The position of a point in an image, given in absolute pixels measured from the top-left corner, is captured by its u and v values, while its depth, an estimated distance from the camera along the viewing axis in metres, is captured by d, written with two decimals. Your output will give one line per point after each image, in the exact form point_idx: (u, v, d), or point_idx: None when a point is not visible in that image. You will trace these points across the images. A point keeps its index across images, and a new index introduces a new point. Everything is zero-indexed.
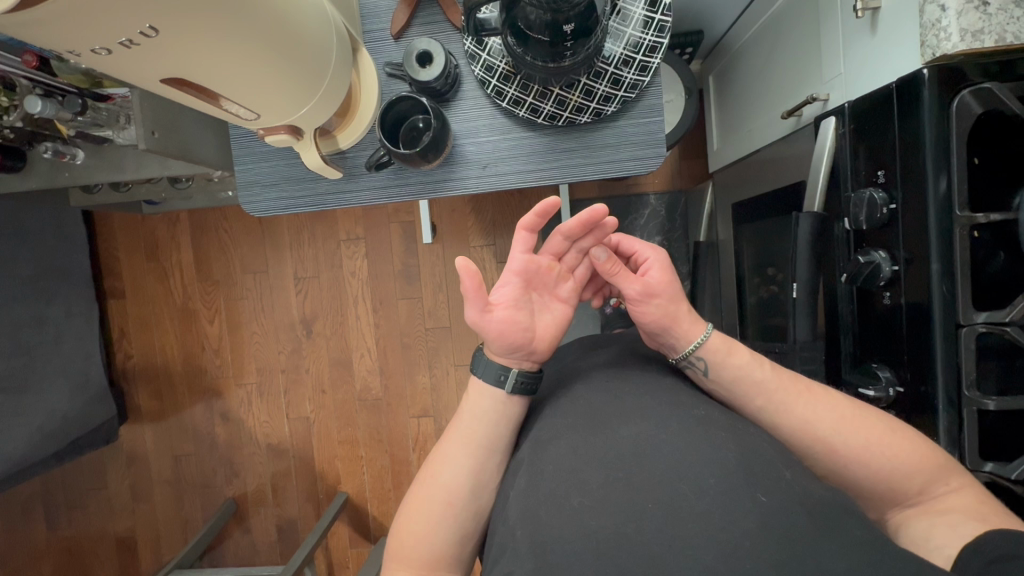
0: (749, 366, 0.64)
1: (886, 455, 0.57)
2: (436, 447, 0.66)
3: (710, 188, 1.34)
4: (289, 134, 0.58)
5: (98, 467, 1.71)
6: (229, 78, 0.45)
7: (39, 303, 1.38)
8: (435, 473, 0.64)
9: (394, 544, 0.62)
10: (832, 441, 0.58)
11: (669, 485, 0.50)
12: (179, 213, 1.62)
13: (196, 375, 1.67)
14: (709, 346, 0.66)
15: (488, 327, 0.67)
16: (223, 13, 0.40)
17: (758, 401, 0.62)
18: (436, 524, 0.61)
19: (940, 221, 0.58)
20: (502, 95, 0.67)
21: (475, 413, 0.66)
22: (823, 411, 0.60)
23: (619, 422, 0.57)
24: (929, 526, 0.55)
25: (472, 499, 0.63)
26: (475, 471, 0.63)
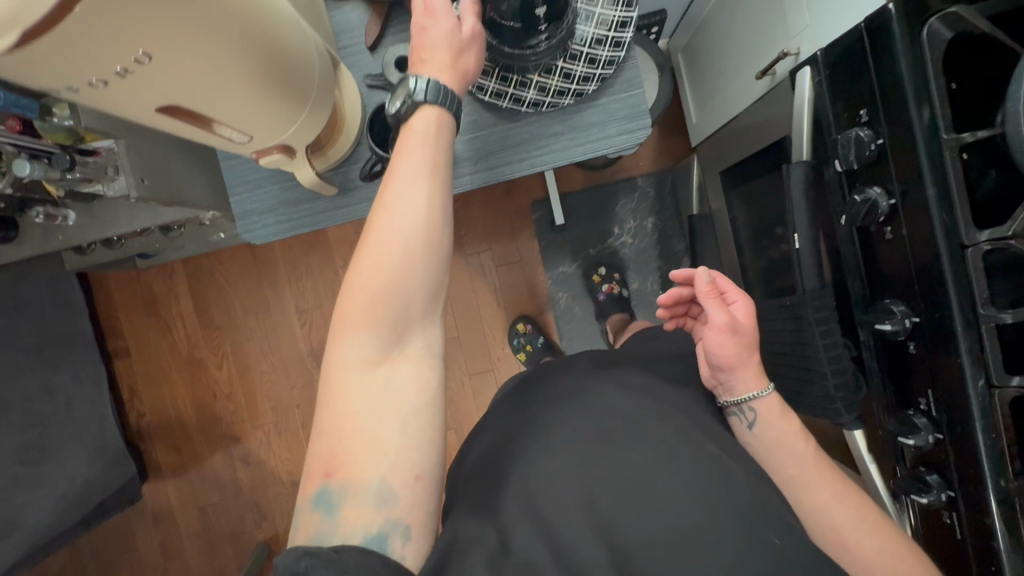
0: (796, 439, 0.69)
1: (889, 564, 0.60)
2: (383, 190, 0.52)
3: (695, 162, 1.36)
4: (282, 153, 0.59)
5: (125, 530, 1.69)
6: (220, 99, 0.46)
7: (47, 372, 1.37)
8: (393, 216, 0.51)
9: (349, 314, 0.51)
10: (845, 535, 0.62)
11: (680, 512, 0.58)
12: (174, 264, 1.62)
13: (212, 422, 1.66)
14: (766, 402, 0.72)
15: (467, 56, 0.58)
16: (215, 40, 0.41)
17: (790, 471, 0.67)
18: (410, 272, 0.51)
19: (930, 148, 0.59)
20: (483, 90, 0.68)
21: (426, 141, 0.54)
22: (842, 504, 0.64)
23: (631, 441, 0.63)
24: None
25: (435, 232, 0.52)
26: (433, 199, 0.52)
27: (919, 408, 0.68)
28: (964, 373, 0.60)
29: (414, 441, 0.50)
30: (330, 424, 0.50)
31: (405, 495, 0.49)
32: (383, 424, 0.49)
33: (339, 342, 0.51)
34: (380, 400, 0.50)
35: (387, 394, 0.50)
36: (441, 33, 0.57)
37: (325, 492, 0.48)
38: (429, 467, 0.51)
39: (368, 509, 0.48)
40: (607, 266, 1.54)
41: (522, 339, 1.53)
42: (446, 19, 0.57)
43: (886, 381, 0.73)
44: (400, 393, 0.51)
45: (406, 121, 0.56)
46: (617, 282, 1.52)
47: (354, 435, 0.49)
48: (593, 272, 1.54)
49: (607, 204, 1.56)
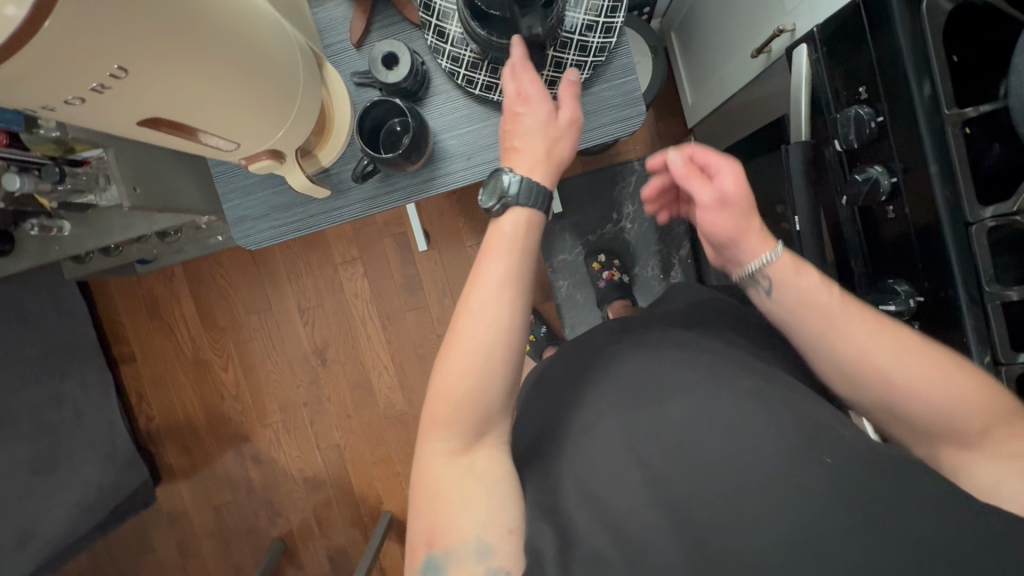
0: (818, 290, 0.55)
1: (950, 396, 0.50)
2: (466, 292, 0.56)
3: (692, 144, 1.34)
4: (271, 159, 0.58)
5: (141, 532, 1.71)
6: (201, 107, 0.45)
7: (54, 381, 1.38)
8: (478, 316, 0.54)
9: (440, 408, 0.54)
10: (890, 373, 0.51)
11: (731, 458, 0.50)
12: (173, 268, 1.62)
13: (220, 423, 1.68)
14: (779, 265, 0.57)
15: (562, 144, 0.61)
16: (188, 45, 0.40)
17: (821, 328, 0.54)
18: (496, 370, 0.54)
19: (932, 124, 0.58)
20: (473, 84, 0.67)
21: (508, 240, 0.57)
22: (885, 342, 0.52)
23: (663, 395, 0.57)
24: (986, 475, 0.50)
25: (516, 334, 0.55)
26: (516, 301, 0.55)
27: None
28: (970, 352, 0.59)
29: (502, 505, 0.53)
30: (426, 501, 0.53)
31: (501, 549, 0.51)
32: (475, 498, 0.52)
33: (428, 435, 0.54)
34: (463, 480, 0.53)
35: (475, 475, 0.53)
36: (536, 122, 0.60)
37: (431, 561, 0.51)
38: (520, 521, 0.53)
39: (469, 567, 0.50)
40: (606, 252, 1.52)
41: None
42: (543, 113, 0.59)
43: None
44: (485, 472, 0.54)
45: (506, 216, 0.58)
46: (617, 268, 1.50)
47: (448, 506, 0.52)
48: (592, 260, 1.52)
49: (605, 189, 1.54)
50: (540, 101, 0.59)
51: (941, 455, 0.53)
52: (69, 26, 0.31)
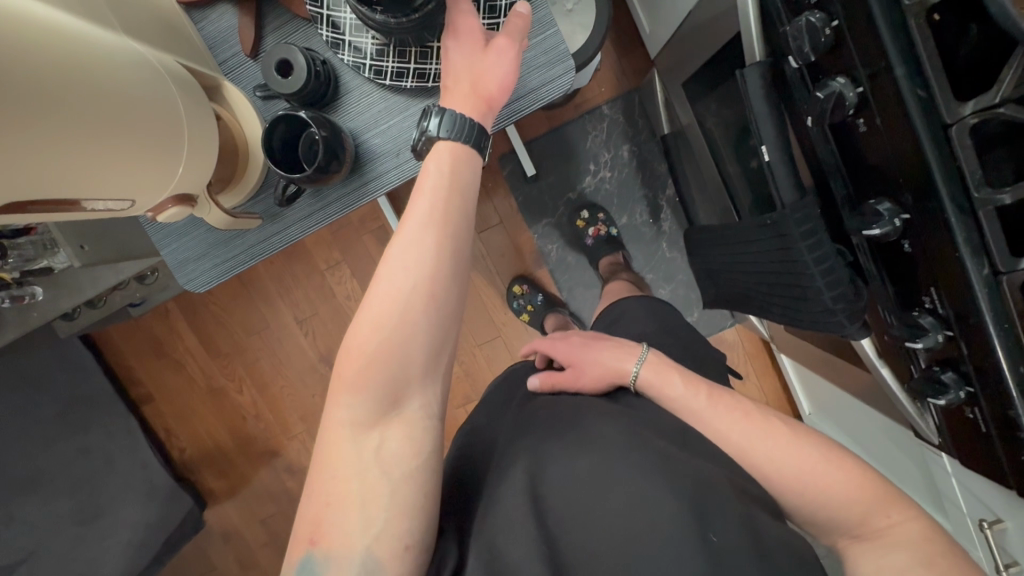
0: (685, 396, 0.68)
1: (823, 484, 0.57)
2: (392, 236, 0.53)
3: (657, 75, 1.24)
4: (179, 205, 0.54)
5: (202, 554, 1.80)
6: (62, 177, 0.41)
7: (79, 436, 1.42)
8: (398, 267, 0.52)
9: (353, 358, 0.51)
10: (763, 469, 0.60)
11: (628, 512, 0.51)
12: (167, 304, 1.62)
13: (249, 444, 1.72)
14: (648, 367, 0.73)
15: (494, 72, 0.56)
16: (6, 105, 0.36)
17: (696, 426, 0.66)
18: (415, 329, 0.52)
19: (890, 19, 0.51)
20: (383, 73, 0.61)
21: (432, 181, 0.54)
22: (749, 430, 0.63)
23: (584, 439, 0.57)
24: (872, 561, 0.55)
25: (441, 290, 0.53)
26: (440, 246, 0.53)
27: (924, 307, 0.62)
28: (964, 264, 0.54)
29: (405, 512, 0.50)
30: (322, 464, 0.50)
31: (391, 568, 0.48)
32: (375, 494, 0.49)
33: (337, 401, 0.51)
34: (370, 460, 0.50)
35: (381, 454, 0.50)
36: (466, 60, 0.57)
37: (309, 560, 0.48)
38: (418, 538, 0.50)
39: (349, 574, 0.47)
40: (590, 207, 1.47)
41: (522, 301, 1.50)
42: (472, 42, 0.56)
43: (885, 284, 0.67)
44: (394, 455, 0.51)
45: (432, 149, 0.56)
46: (603, 222, 1.45)
47: (343, 491, 0.49)
48: (576, 217, 1.47)
49: (577, 141, 1.46)
50: (470, 31, 0.56)
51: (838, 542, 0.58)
52: None
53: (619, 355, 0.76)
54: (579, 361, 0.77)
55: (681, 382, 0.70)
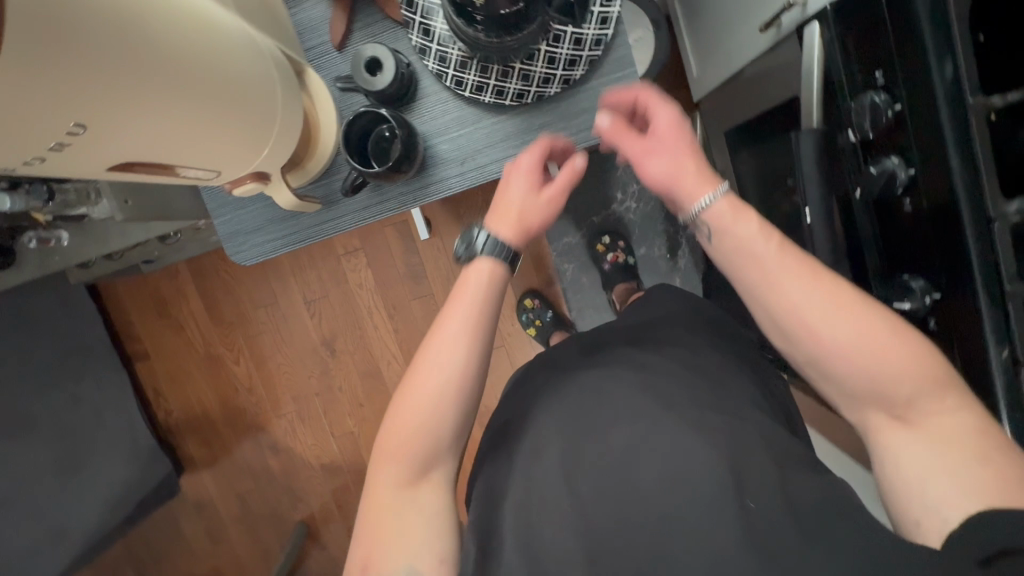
0: (754, 237, 0.55)
1: (878, 364, 0.51)
2: (431, 333, 0.58)
3: (699, 118, 1.27)
4: (256, 181, 0.56)
5: (171, 520, 1.78)
6: (173, 147, 0.43)
7: (71, 385, 1.40)
8: (436, 357, 0.57)
9: (390, 437, 0.57)
10: (820, 334, 0.52)
11: (659, 485, 0.54)
12: (178, 265, 1.62)
13: (238, 416, 1.71)
14: (715, 211, 0.56)
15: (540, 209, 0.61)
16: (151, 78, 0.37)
17: (753, 276, 0.55)
18: (445, 416, 0.57)
19: (955, 113, 0.54)
20: (464, 85, 0.64)
21: (471, 284, 0.59)
22: (815, 293, 0.52)
23: (608, 423, 0.60)
24: (903, 447, 0.51)
25: (472, 381, 0.58)
26: (474, 347, 0.58)
27: None
28: (986, 347, 0.57)
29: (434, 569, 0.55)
30: (368, 529, 0.56)
31: None
32: (408, 553, 0.55)
33: (377, 472, 0.57)
34: (403, 526, 0.55)
35: (413, 520, 0.56)
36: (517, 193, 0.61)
37: None
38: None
39: None
40: (611, 233, 1.49)
41: (531, 315, 1.54)
42: (526, 175, 0.60)
43: None
44: (423, 521, 0.56)
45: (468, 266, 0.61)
46: (622, 250, 1.46)
47: (383, 553, 0.54)
48: (596, 241, 1.49)
49: (609, 168, 1.49)
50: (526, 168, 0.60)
51: (869, 418, 0.54)
52: (15, 80, 0.29)
53: (700, 175, 0.57)
54: (663, 136, 0.57)
55: (754, 224, 0.55)
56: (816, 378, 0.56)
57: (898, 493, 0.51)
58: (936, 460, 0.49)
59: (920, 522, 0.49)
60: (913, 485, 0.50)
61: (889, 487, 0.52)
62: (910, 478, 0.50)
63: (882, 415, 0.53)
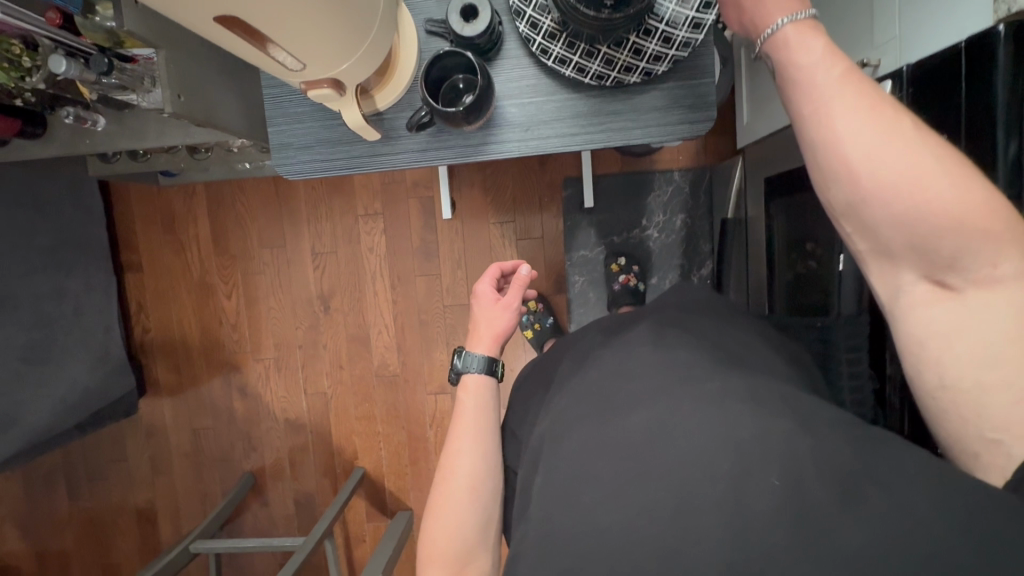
0: (815, 66, 0.52)
1: (929, 204, 0.47)
2: (450, 445, 0.77)
3: (741, 162, 1.30)
4: (332, 88, 0.55)
5: (117, 440, 1.72)
6: (279, 21, 0.43)
7: (58, 275, 1.37)
8: (451, 471, 0.75)
9: (428, 550, 0.72)
10: (859, 165, 0.49)
11: (684, 459, 0.52)
12: (195, 185, 1.60)
13: (214, 350, 1.67)
14: (781, 37, 0.54)
15: (499, 324, 0.86)
16: None
17: (805, 108, 0.53)
18: (467, 508, 0.73)
19: (1008, 190, 0.56)
20: (548, 54, 0.65)
21: (467, 399, 0.81)
22: (867, 126, 0.49)
23: (629, 411, 0.60)
24: (943, 316, 0.50)
25: (485, 480, 0.75)
26: (482, 449, 0.77)
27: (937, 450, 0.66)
28: None
29: None
30: None
31: None
32: None
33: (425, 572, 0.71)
34: None
35: None
36: (484, 307, 0.88)
37: None
38: None
39: None
40: (627, 256, 1.50)
41: (532, 317, 1.51)
42: (487, 301, 0.87)
43: (901, 420, 0.73)
44: None
45: (462, 381, 0.83)
46: (635, 273, 1.47)
47: None
48: (612, 261, 1.50)
49: (640, 193, 1.52)
50: (484, 294, 0.87)
51: (905, 286, 0.52)
52: None
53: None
54: None
55: (821, 47, 0.53)
56: (857, 239, 0.53)
57: (950, 425, 0.51)
58: (980, 365, 0.48)
59: (980, 456, 0.49)
60: (967, 409, 0.49)
61: (935, 407, 0.52)
62: (948, 376, 0.50)
63: (921, 280, 0.51)
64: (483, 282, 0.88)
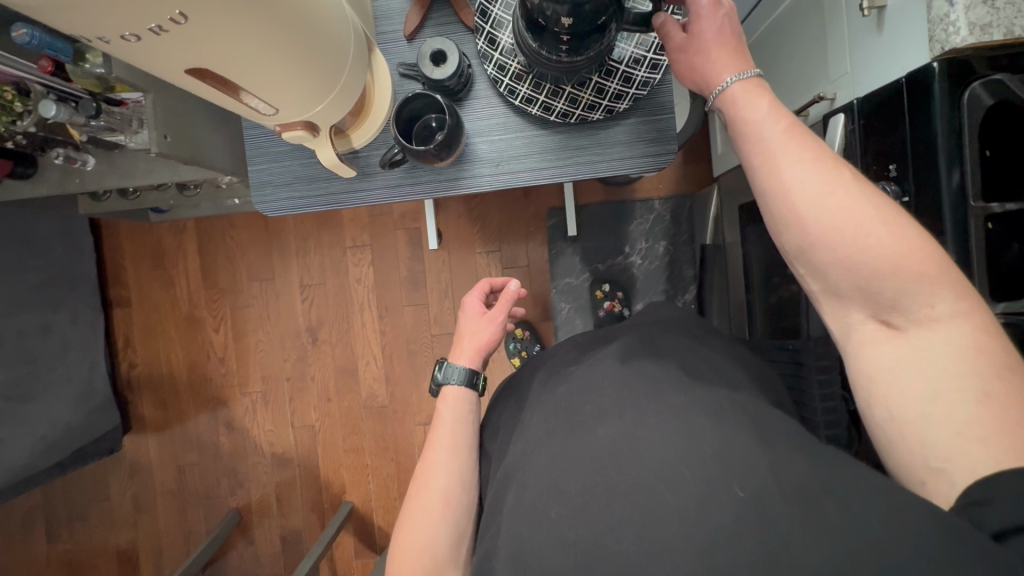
0: (760, 121, 0.56)
1: (865, 240, 0.50)
2: (423, 457, 0.77)
3: (716, 190, 1.33)
4: (305, 130, 0.58)
5: (100, 478, 1.69)
6: (248, 71, 0.45)
7: (45, 311, 1.37)
8: (426, 484, 0.73)
9: (396, 563, 0.69)
10: (804, 208, 0.52)
11: (649, 471, 0.53)
12: (186, 222, 1.63)
13: (201, 384, 1.67)
14: (727, 96, 0.58)
15: (481, 338, 0.86)
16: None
17: (757, 159, 0.55)
18: (435, 522, 0.71)
19: (957, 214, 0.59)
20: (515, 94, 0.68)
21: (444, 412, 0.81)
22: (811, 172, 0.53)
23: (597, 424, 0.61)
24: (890, 355, 0.53)
25: (457, 496, 0.73)
26: (457, 466, 0.76)
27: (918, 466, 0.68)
28: None
29: None
30: None
31: None
32: None
33: None
34: None
35: None
36: (470, 319, 0.88)
37: None
38: None
39: None
40: (611, 282, 1.51)
41: (519, 345, 1.53)
42: (473, 314, 0.88)
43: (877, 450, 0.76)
44: None
45: (442, 393, 0.83)
46: (619, 299, 1.48)
47: None
48: (596, 287, 1.50)
49: (623, 222, 1.55)
50: (471, 307, 0.89)
51: (856, 324, 0.55)
52: None
53: (722, 56, 0.58)
54: (697, 24, 0.59)
55: (765, 104, 0.56)
56: (809, 279, 0.56)
57: (899, 455, 0.52)
58: (928, 398, 0.50)
59: (926, 483, 0.50)
60: (914, 438, 0.50)
61: (886, 443, 0.54)
62: (896, 407, 0.51)
63: (869, 320, 0.54)
64: (471, 295, 0.89)
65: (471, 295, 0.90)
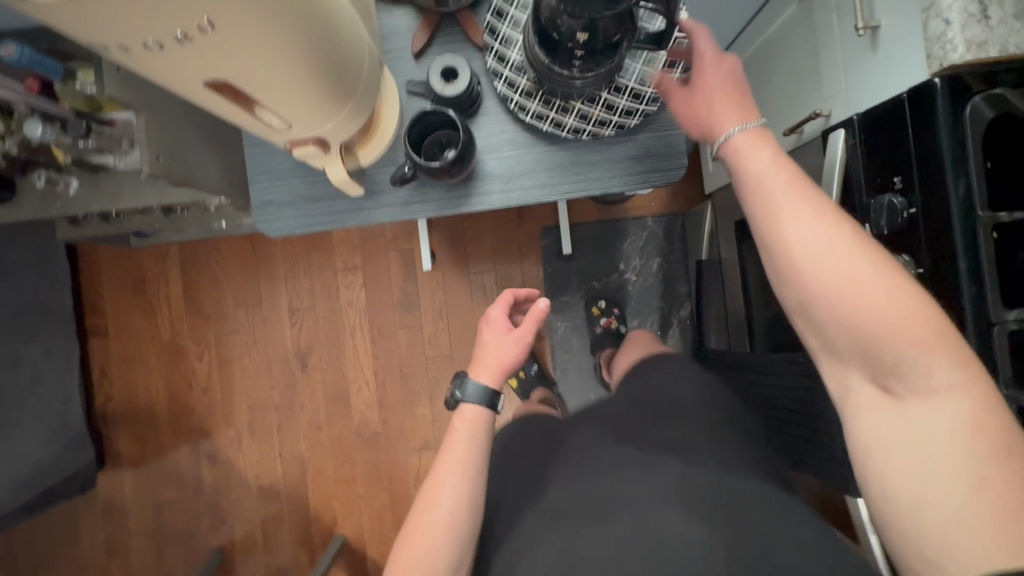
0: (760, 180, 0.56)
1: (866, 305, 0.51)
2: (432, 471, 0.72)
3: (709, 207, 1.35)
4: (316, 146, 0.57)
5: (70, 520, 1.58)
6: (268, 83, 0.44)
7: (17, 343, 1.29)
8: (433, 504, 0.69)
9: None
10: (803, 267, 0.53)
11: None
12: (169, 246, 1.57)
13: (183, 415, 1.59)
14: (730, 147, 0.58)
15: (507, 358, 0.80)
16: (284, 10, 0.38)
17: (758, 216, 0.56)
18: (438, 545, 0.68)
19: (966, 223, 0.60)
20: (526, 111, 0.68)
21: (461, 428, 0.76)
22: (812, 231, 0.53)
23: None
24: (886, 426, 0.53)
25: (461, 523, 0.69)
26: (464, 488, 0.71)
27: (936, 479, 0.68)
28: None
29: None
30: None
31: None
32: None
33: None
34: None
35: None
36: (494, 336, 0.82)
37: None
38: None
39: None
40: (607, 299, 1.52)
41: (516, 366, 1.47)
42: (497, 330, 0.82)
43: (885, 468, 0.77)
44: None
45: (460, 408, 0.78)
46: (616, 316, 1.50)
47: None
48: (592, 304, 1.52)
49: (617, 240, 1.56)
50: (495, 322, 0.82)
51: (855, 387, 0.55)
52: None
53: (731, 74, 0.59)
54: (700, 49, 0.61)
55: (766, 161, 0.56)
56: (809, 334, 0.57)
57: (896, 533, 0.53)
58: (922, 484, 0.50)
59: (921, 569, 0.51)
60: (908, 525, 0.51)
61: (884, 519, 0.54)
62: (891, 487, 0.52)
63: (866, 383, 0.54)
64: (496, 309, 0.83)
65: (495, 308, 0.84)
